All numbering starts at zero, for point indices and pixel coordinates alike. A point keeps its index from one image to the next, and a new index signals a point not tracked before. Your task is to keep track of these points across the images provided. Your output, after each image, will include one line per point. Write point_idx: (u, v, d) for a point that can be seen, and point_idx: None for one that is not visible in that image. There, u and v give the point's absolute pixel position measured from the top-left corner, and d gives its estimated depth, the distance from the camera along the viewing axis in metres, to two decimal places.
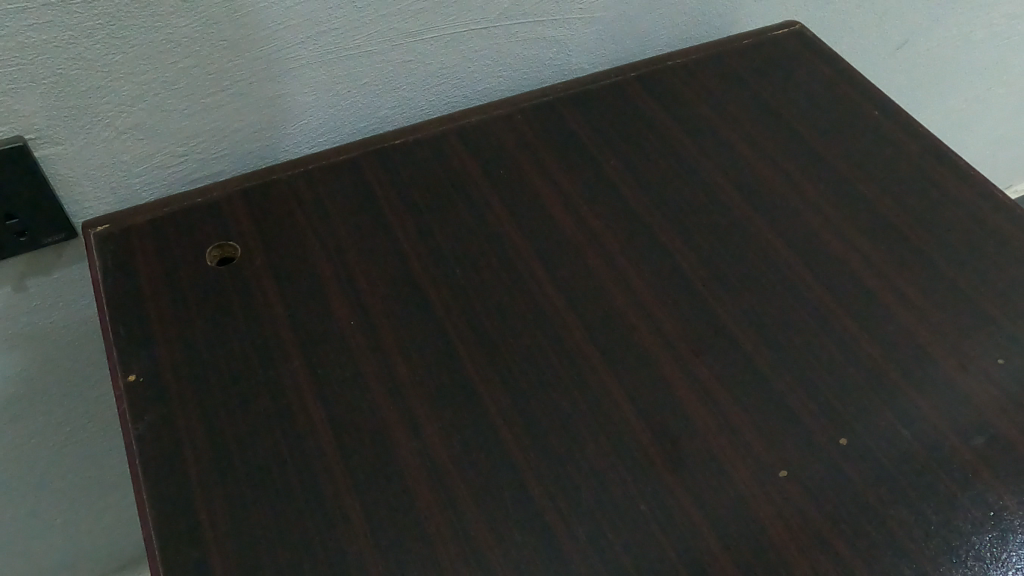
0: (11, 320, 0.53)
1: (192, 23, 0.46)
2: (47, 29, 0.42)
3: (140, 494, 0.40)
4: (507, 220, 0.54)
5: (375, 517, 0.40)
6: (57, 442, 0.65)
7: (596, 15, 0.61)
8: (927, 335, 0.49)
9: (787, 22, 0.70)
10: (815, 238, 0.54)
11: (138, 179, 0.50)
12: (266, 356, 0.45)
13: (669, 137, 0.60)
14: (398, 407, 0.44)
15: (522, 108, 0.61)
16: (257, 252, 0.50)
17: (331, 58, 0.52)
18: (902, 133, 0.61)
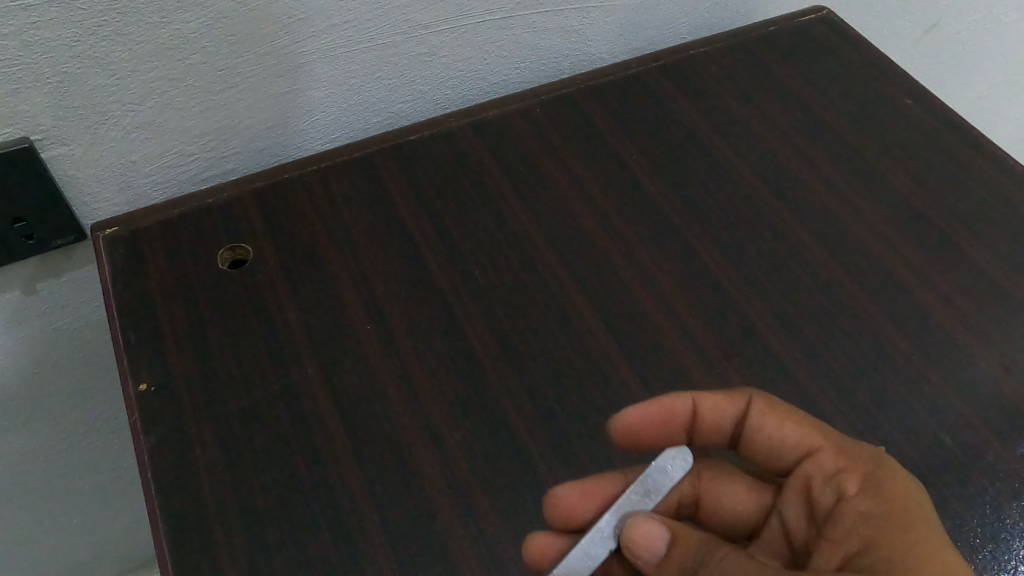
0: (22, 324, 0.52)
1: (199, 18, 0.44)
2: (51, 26, 0.40)
3: (154, 513, 0.38)
4: (527, 219, 0.52)
5: (397, 533, 0.38)
6: (71, 445, 0.64)
7: (615, 5, 0.58)
8: (969, 336, 0.47)
9: (813, 8, 0.68)
10: (848, 233, 0.52)
11: (147, 180, 0.49)
12: (280, 363, 0.44)
13: (694, 131, 0.58)
14: (418, 417, 0.42)
15: (541, 102, 0.59)
16: (270, 255, 0.49)
17: (343, 52, 0.50)
18: (938, 126, 0.59)
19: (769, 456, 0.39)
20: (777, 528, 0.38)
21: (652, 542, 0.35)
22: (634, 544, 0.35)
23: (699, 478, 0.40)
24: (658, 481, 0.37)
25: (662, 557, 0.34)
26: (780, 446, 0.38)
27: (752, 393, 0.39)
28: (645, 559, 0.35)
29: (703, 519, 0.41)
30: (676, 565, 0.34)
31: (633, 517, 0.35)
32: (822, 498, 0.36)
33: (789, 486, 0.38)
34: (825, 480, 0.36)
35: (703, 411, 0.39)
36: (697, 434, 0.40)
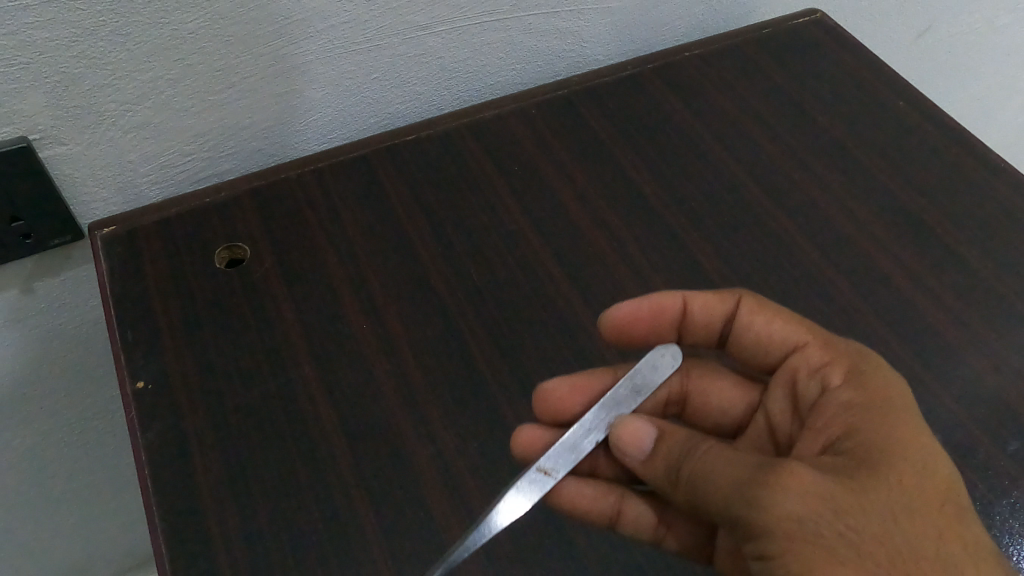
0: (19, 324, 0.53)
1: (198, 19, 0.44)
2: (49, 26, 0.40)
3: (151, 510, 0.38)
4: (522, 219, 0.52)
5: (393, 529, 0.39)
6: (68, 445, 0.64)
7: (610, 6, 0.58)
8: (960, 335, 0.47)
9: (807, 10, 0.68)
10: (841, 234, 0.52)
11: (145, 179, 0.49)
12: (277, 362, 0.44)
13: (688, 132, 0.59)
14: (414, 415, 0.43)
15: (536, 104, 0.59)
16: (267, 255, 0.49)
17: (340, 53, 0.50)
18: (931, 128, 0.60)
19: (758, 350, 0.43)
20: (762, 424, 0.43)
21: (639, 440, 0.39)
22: (620, 441, 0.40)
23: (688, 374, 0.45)
24: (646, 376, 0.43)
25: (649, 453, 0.39)
26: (768, 341, 0.42)
27: (740, 295, 0.43)
28: (633, 456, 0.40)
29: (688, 412, 0.46)
30: (662, 457, 0.39)
31: (622, 418, 0.41)
32: (808, 388, 0.40)
33: (776, 380, 0.42)
34: (809, 372, 0.40)
35: (695, 310, 0.43)
36: (690, 331, 0.45)
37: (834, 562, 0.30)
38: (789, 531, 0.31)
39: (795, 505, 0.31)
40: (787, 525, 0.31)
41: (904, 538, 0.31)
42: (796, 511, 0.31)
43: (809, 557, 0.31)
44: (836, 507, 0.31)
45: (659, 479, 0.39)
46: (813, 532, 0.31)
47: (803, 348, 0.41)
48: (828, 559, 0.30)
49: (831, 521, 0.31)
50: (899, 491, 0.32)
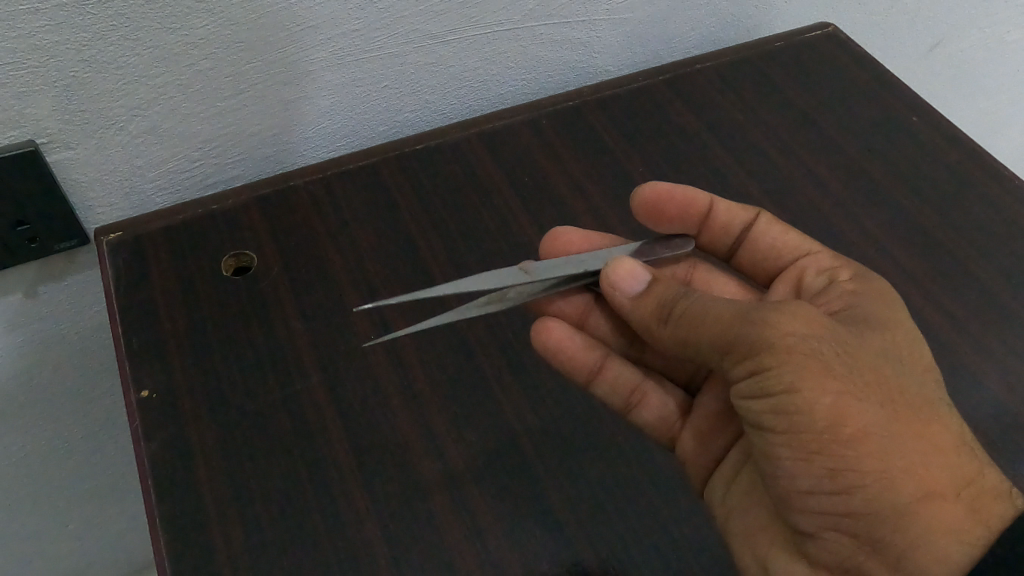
0: (22, 329, 0.52)
1: (208, 24, 0.44)
2: (59, 29, 0.40)
3: (153, 520, 0.38)
4: (532, 229, 0.52)
5: (399, 542, 0.38)
6: (69, 452, 0.63)
7: (622, 17, 0.57)
8: (975, 352, 0.47)
9: (819, 24, 0.68)
10: (853, 248, 0.52)
11: (152, 185, 0.49)
12: (284, 371, 0.44)
13: (699, 144, 0.58)
14: (421, 425, 0.42)
15: (547, 114, 0.59)
16: (274, 263, 0.49)
17: (351, 60, 0.49)
18: (944, 143, 0.59)
19: (769, 256, 0.48)
20: None
21: (634, 277, 0.40)
22: (615, 278, 0.41)
23: (695, 268, 0.50)
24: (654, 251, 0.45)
25: (641, 293, 0.41)
26: (780, 251, 0.48)
27: (760, 211, 0.48)
28: (623, 290, 0.41)
29: None
30: (653, 297, 0.40)
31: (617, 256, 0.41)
32: (814, 281, 0.45)
33: (781, 279, 0.48)
34: (817, 270, 0.46)
35: (717, 211, 0.48)
36: (705, 232, 0.49)
37: (826, 373, 0.34)
38: (790, 346, 0.34)
39: (798, 327, 0.35)
40: (789, 341, 0.35)
41: (885, 365, 0.36)
42: (798, 331, 0.35)
43: (806, 368, 0.34)
44: (829, 335, 0.36)
45: (640, 318, 0.41)
46: (812, 348, 0.35)
47: (811, 254, 0.46)
48: (820, 371, 0.34)
49: (825, 343, 0.35)
50: (884, 338, 0.38)
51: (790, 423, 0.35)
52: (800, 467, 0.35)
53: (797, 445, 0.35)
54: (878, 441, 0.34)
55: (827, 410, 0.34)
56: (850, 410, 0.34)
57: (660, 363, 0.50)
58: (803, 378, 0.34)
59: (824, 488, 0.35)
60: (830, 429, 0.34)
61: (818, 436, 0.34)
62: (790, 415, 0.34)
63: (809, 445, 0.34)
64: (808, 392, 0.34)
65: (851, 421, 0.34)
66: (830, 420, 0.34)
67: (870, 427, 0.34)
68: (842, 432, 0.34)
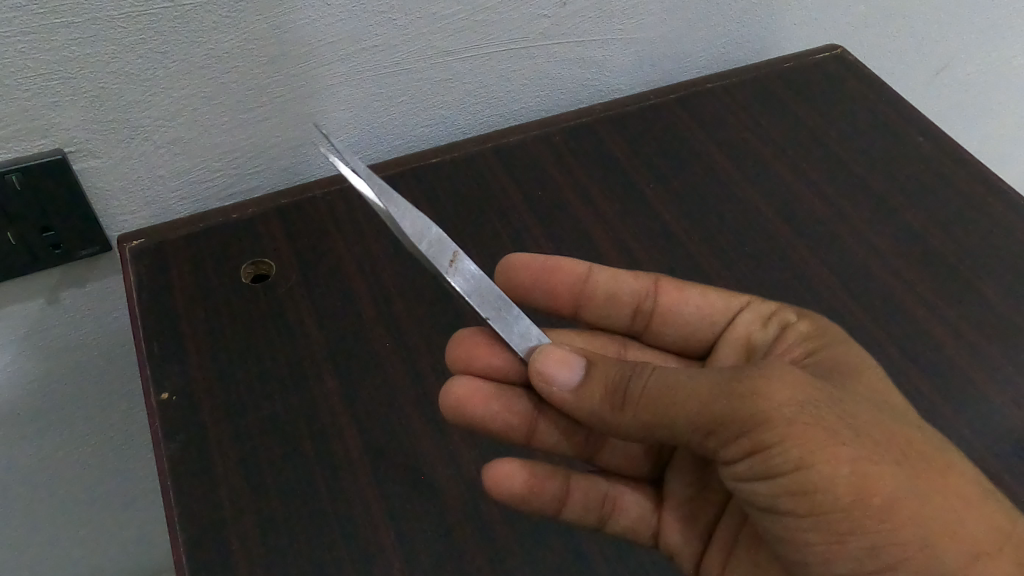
0: (44, 333, 0.53)
1: (233, 39, 0.45)
2: (91, 42, 0.41)
3: (172, 519, 0.39)
4: (544, 242, 0.53)
5: (410, 543, 0.39)
6: (86, 455, 0.64)
7: (635, 37, 0.59)
8: (978, 367, 0.47)
9: (827, 46, 0.69)
10: (858, 264, 0.53)
11: (173, 194, 0.50)
12: (302, 376, 0.45)
13: (707, 160, 0.59)
14: (435, 431, 0.43)
15: (560, 130, 0.60)
16: (293, 271, 0.50)
17: (369, 75, 0.51)
18: (952, 164, 0.60)
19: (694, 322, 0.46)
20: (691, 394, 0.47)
21: (567, 367, 0.38)
22: (548, 367, 0.38)
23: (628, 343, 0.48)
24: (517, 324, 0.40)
25: (580, 381, 0.37)
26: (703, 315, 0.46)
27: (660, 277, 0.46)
28: (560, 381, 0.38)
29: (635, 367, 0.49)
30: (596, 382, 0.37)
31: (545, 346, 0.38)
32: (761, 334, 0.43)
33: (727, 342, 0.46)
34: (760, 322, 0.44)
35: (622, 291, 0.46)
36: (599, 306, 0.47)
37: (834, 440, 0.32)
38: (789, 415, 0.32)
39: (790, 396, 0.32)
40: (789, 411, 0.32)
41: (882, 417, 0.33)
42: (794, 398, 0.32)
43: (811, 437, 0.31)
44: (825, 395, 0.33)
45: (590, 407, 0.37)
46: (815, 414, 0.32)
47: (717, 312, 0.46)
48: (829, 439, 0.32)
49: (826, 407, 0.32)
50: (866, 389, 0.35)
51: (809, 503, 0.32)
52: (838, 549, 0.32)
53: (825, 528, 0.32)
54: (908, 508, 0.31)
55: (847, 483, 0.31)
56: (873, 477, 0.31)
57: (617, 460, 0.46)
58: (814, 452, 0.31)
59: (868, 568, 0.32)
60: (856, 501, 0.31)
61: (845, 512, 0.32)
62: (809, 494, 0.32)
63: (836, 524, 0.32)
64: (821, 465, 0.31)
65: (877, 489, 0.31)
66: (853, 492, 0.31)
67: (897, 492, 0.31)
68: (868, 501, 0.31)
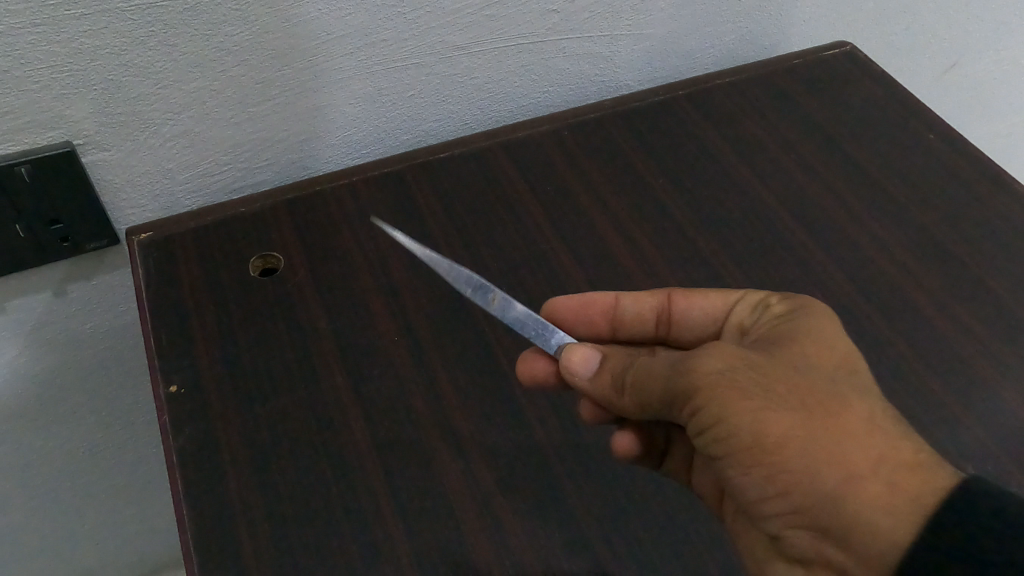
0: (52, 326, 0.53)
1: (243, 32, 0.45)
2: (101, 34, 0.41)
3: (181, 511, 0.39)
4: (552, 237, 0.53)
5: (418, 535, 0.39)
6: (93, 448, 0.64)
7: (643, 33, 0.59)
8: (987, 363, 0.47)
9: (837, 42, 0.69)
10: (867, 260, 0.53)
11: (181, 187, 0.50)
12: (310, 370, 0.45)
13: (715, 155, 0.59)
14: (443, 424, 0.43)
15: (568, 125, 0.60)
16: (301, 264, 0.50)
17: (378, 69, 0.51)
18: (962, 162, 0.60)
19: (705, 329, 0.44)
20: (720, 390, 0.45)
21: (585, 362, 0.40)
22: (570, 365, 0.40)
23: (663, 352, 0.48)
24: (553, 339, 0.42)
25: (595, 371, 0.39)
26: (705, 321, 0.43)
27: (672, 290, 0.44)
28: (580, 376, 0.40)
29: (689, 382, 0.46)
30: (607, 373, 0.39)
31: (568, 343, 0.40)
32: (749, 321, 0.41)
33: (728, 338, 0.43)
34: (749, 308, 0.41)
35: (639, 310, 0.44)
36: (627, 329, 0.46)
37: (743, 395, 0.33)
38: (707, 376, 0.34)
39: (717, 364, 0.34)
40: (708, 376, 0.33)
41: (800, 376, 0.34)
42: (718, 369, 0.34)
43: (721, 393, 0.33)
44: (750, 364, 0.34)
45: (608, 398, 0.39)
46: (730, 375, 0.34)
47: (720, 307, 0.43)
48: (740, 394, 0.33)
49: (746, 371, 0.34)
50: (799, 353, 0.36)
51: (728, 450, 0.34)
52: (763, 498, 0.34)
53: (739, 467, 0.34)
54: (799, 443, 0.32)
55: (749, 428, 0.33)
56: (772, 420, 0.33)
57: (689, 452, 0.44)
58: (726, 405, 0.33)
59: (795, 517, 0.34)
60: (758, 450, 0.33)
61: (750, 453, 0.33)
62: (724, 442, 0.34)
63: (746, 461, 0.33)
64: (729, 416, 0.33)
65: (772, 429, 0.33)
66: (754, 436, 0.33)
67: (793, 431, 0.33)
68: (765, 448, 0.33)
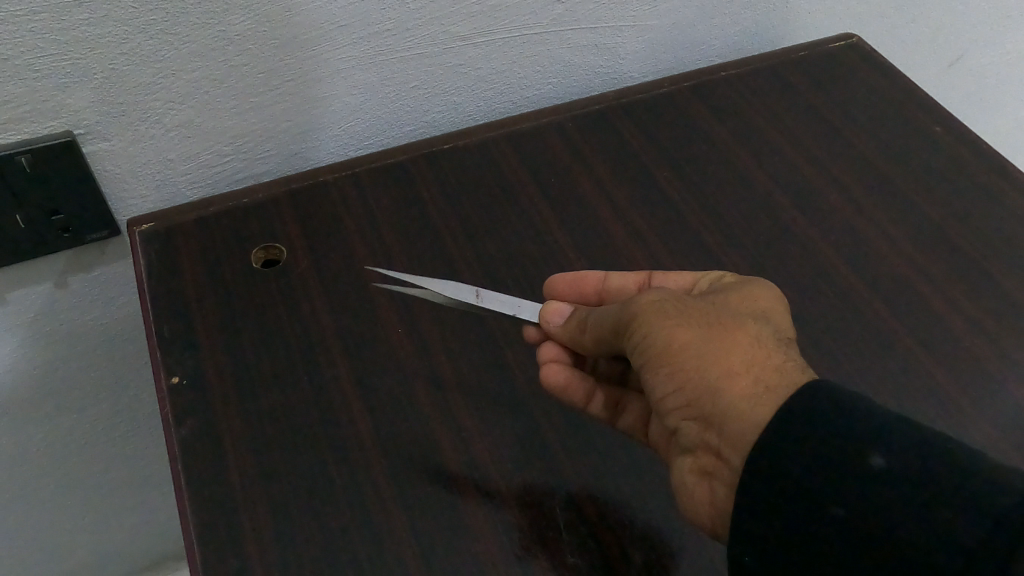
0: (53, 317, 0.53)
1: (245, 22, 0.44)
2: (102, 23, 0.41)
3: (183, 502, 0.38)
4: (556, 228, 0.53)
5: (422, 526, 0.38)
6: (94, 440, 0.64)
7: (648, 24, 0.58)
8: (995, 355, 0.47)
9: (843, 35, 0.68)
10: (873, 252, 0.52)
11: (183, 178, 0.50)
12: (313, 361, 0.44)
13: (720, 147, 0.59)
14: (447, 417, 0.43)
15: (573, 117, 0.60)
16: (304, 255, 0.49)
17: (381, 60, 0.50)
18: (968, 154, 0.60)
19: None
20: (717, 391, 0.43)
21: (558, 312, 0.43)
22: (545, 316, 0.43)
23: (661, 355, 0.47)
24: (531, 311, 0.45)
25: (565, 318, 0.43)
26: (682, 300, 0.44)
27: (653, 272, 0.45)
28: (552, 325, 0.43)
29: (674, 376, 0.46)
30: (575, 321, 0.42)
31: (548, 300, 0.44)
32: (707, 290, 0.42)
33: None
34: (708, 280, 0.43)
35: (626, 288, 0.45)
36: None
37: (664, 313, 0.37)
38: (645, 302, 0.38)
39: (650, 294, 0.38)
40: (642, 299, 0.38)
41: (717, 308, 0.38)
42: (655, 296, 0.38)
43: (649, 312, 0.37)
44: (684, 297, 0.38)
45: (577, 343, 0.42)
46: (662, 301, 0.38)
47: (702, 281, 0.43)
48: (663, 313, 0.37)
49: (679, 300, 0.38)
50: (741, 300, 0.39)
51: (645, 359, 0.37)
52: (665, 400, 0.36)
53: (651, 376, 0.37)
54: (698, 350, 0.35)
55: (661, 337, 0.36)
56: (683, 332, 0.36)
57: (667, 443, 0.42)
58: (649, 320, 0.37)
59: (687, 412, 0.36)
60: (664, 355, 0.36)
61: (658, 359, 0.36)
62: (643, 353, 0.37)
63: (655, 368, 0.36)
64: (649, 329, 0.37)
65: (678, 338, 0.36)
66: (664, 345, 0.36)
67: (696, 341, 0.36)
68: (671, 352, 0.36)
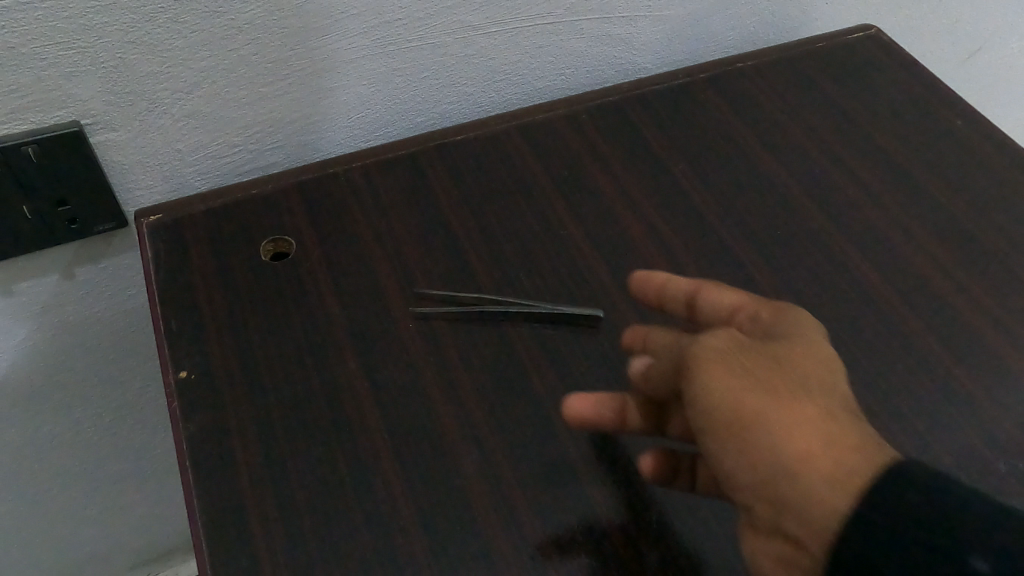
0: (59, 309, 0.52)
1: (254, 10, 0.43)
2: (109, 11, 0.40)
3: (191, 497, 0.38)
4: (568, 220, 0.52)
5: (432, 523, 0.38)
6: (101, 432, 0.64)
7: (662, 14, 0.57)
8: (1016, 351, 0.46)
9: (861, 26, 0.67)
10: (890, 247, 0.51)
11: (191, 169, 0.49)
12: (322, 355, 0.44)
13: (735, 139, 0.58)
14: (458, 412, 0.42)
15: (586, 108, 0.59)
16: (313, 247, 0.49)
17: (391, 49, 0.49)
18: (987, 147, 0.59)
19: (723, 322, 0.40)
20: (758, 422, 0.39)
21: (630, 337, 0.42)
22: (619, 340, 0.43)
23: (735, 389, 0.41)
24: None
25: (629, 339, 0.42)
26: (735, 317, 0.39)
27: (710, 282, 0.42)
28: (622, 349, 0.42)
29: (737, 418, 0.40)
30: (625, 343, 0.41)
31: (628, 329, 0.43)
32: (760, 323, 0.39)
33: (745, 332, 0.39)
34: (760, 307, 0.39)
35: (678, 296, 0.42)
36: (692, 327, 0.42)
37: (732, 374, 0.34)
38: (696, 356, 0.35)
39: (717, 347, 0.35)
40: (706, 355, 0.35)
41: (786, 364, 0.34)
42: (718, 349, 0.35)
43: (714, 371, 0.34)
44: (749, 349, 0.35)
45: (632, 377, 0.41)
46: (728, 359, 0.34)
47: (748, 305, 0.39)
48: (727, 371, 0.34)
49: (745, 355, 0.35)
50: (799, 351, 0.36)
51: (712, 427, 0.34)
52: (736, 477, 0.33)
53: (720, 448, 0.34)
54: (773, 419, 0.32)
55: (729, 405, 0.33)
56: (753, 398, 0.33)
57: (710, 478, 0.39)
58: (714, 380, 0.34)
59: (758, 491, 0.33)
60: (731, 424, 0.33)
61: (728, 427, 0.33)
62: (707, 416, 0.34)
63: (722, 436, 0.33)
64: (714, 390, 0.34)
65: (750, 402, 0.33)
66: (733, 412, 0.33)
67: (770, 410, 0.33)
68: (739, 423, 0.33)
